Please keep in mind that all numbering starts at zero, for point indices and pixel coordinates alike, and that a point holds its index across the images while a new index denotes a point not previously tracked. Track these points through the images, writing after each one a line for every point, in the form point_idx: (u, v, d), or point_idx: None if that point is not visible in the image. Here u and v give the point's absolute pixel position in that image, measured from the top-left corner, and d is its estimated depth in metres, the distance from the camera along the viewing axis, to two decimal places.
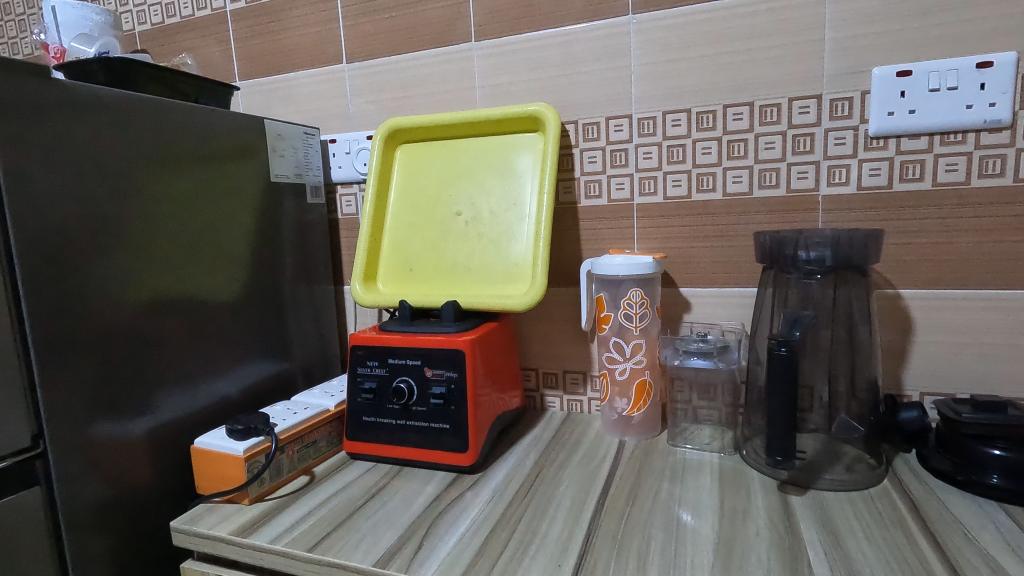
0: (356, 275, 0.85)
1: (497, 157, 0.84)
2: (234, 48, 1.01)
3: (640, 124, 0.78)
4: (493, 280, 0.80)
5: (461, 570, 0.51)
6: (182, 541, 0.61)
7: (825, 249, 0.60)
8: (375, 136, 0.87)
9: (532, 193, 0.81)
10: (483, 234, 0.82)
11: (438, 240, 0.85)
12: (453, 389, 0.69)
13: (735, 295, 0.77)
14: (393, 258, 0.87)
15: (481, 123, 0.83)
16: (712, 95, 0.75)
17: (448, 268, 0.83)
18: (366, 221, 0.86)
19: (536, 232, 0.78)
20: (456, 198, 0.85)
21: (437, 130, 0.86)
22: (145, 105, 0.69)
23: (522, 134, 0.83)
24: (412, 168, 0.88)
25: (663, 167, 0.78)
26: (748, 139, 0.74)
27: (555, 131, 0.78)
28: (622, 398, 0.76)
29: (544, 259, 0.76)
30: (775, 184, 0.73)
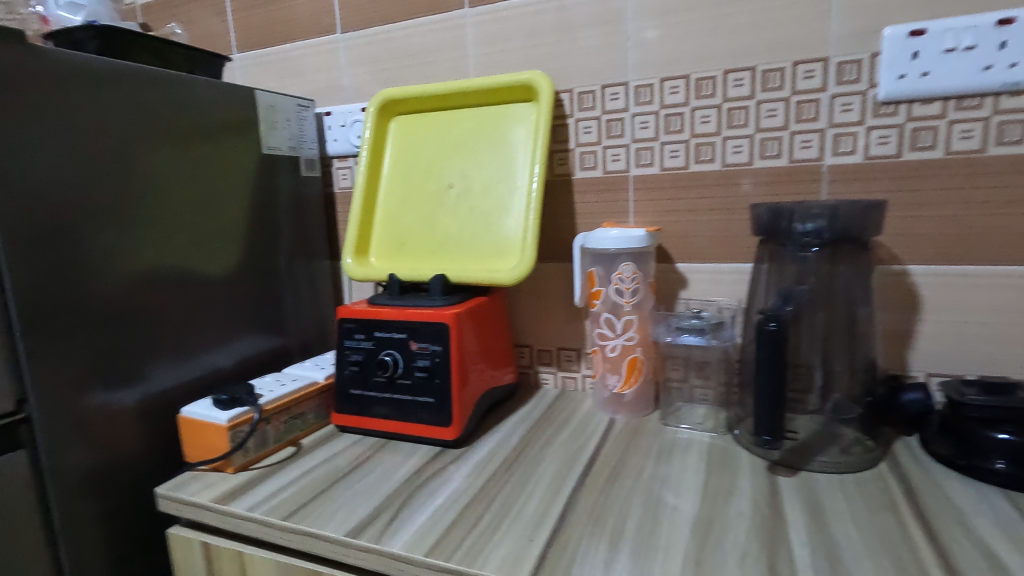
0: (347, 248, 0.84)
1: (490, 129, 0.81)
2: (231, 19, 1.00)
3: (637, 92, 0.75)
4: (484, 254, 0.79)
5: (431, 542, 0.50)
6: (166, 507, 0.62)
7: (820, 221, 0.56)
8: (368, 108, 0.86)
9: (525, 165, 0.78)
10: (475, 207, 0.80)
11: (430, 214, 0.83)
12: (437, 363, 0.68)
13: (733, 270, 0.74)
14: (385, 232, 0.85)
15: (474, 93, 0.81)
16: (712, 60, 0.71)
17: (440, 242, 0.82)
18: (357, 194, 0.85)
19: (527, 204, 0.76)
20: (449, 171, 0.83)
21: (430, 101, 0.84)
22: (134, 76, 0.68)
23: (516, 104, 0.81)
24: (405, 141, 0.86)
25: (660, 137, 0.75)
26: (749, 106, 0.70)
27: (548, 101, 0.75)
28: (613, 375, 0.75)
29: (534, 231, 0.74)
30: (777, 154, 0.70)
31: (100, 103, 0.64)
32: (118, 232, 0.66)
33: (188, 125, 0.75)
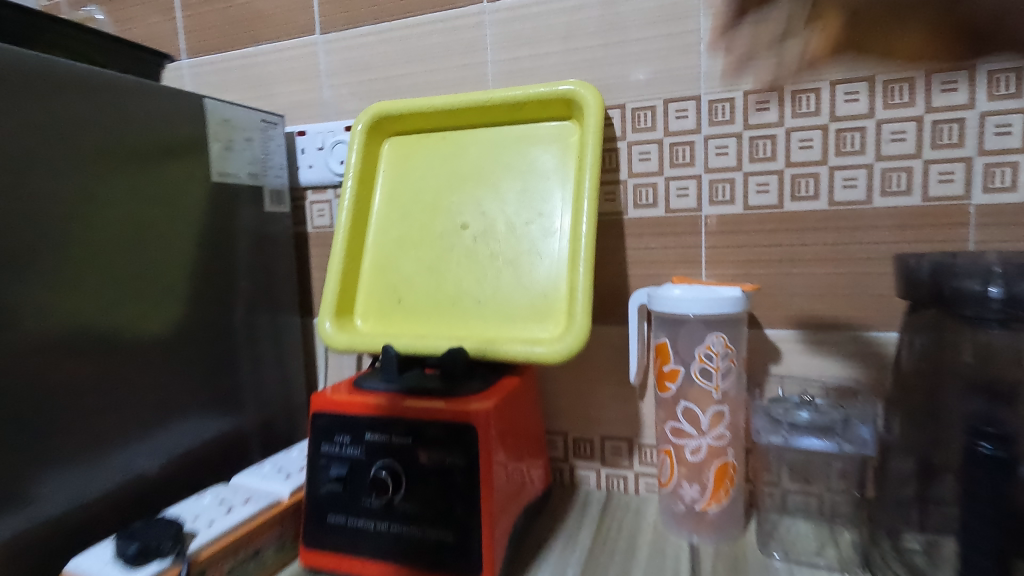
0: (325, 309, 0.63)
1: (516, 153, 0.63)
2: (178, 18, 0.79)
3: (711, 109, 0.58)
4: (513, 317, 0.59)
5: None
6: None
7: None
8: (356, 126, 0.66)
9: (565, 201, 0.59)
10: (497, 255, 0.61)
11: (436, 263, 0.63)
12: (459, 485, 0.47)
13: (845, 340, 0.56)
14: (376, 286, 0.65)
15: (495, 108, 0.62)
16: (814, 68, 0.55)
17: (451, 301, 0.61)
18: (340, 237, 0.64)
19: (574, 252, 0.57)
20: (462, 208, 0.63)
21: (437, 118, 0.65)
22: (22, 61, 0.46)
23: (548, 123, 0.62)
24: (403, 168, 0.67)
25: (744, 166, 0.57)
26: (866, 127, 0.54)
27: (598, 118, 0.58)
28: (691, 483, 0.55)
29: (587, 289, 0.55)
30: (904, 189, 0.53)
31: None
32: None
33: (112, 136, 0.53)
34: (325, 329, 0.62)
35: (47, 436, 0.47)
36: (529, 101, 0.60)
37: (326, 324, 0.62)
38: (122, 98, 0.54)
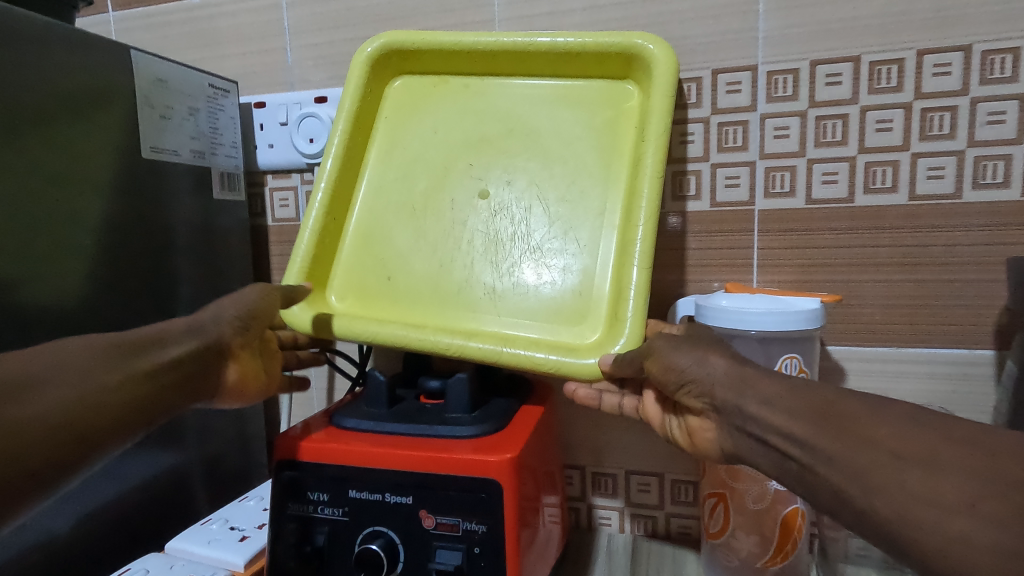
0: (285, 281, 0.46)
1: (560, 116, 0.49)
2: None
3: (770, 81, 0.48)
4: (536, 317, 0.45)
5: None
6: None
7: None
8: (358, 51, 0.50)
9: (617, 184, 0.46)
10: (525, 240, 0.46)
11: (444, 239, 0.48)
12: (476, 560, 0.36)
13: (923, 359, 0.48)
14: (359, 263, 0.49)
15: (544, 57, 0.48)
16: (897, 34, 0.45)
17: (456, 289, 0.46)
18: (315, 192, 0.48)
19: (629, 243, 0.43)
20: (487, 177, 0.48)
21: (467, 63, 0.50)
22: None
23: (604, 83, 0.49)
24: (413, 117, 0.51)
25: (808, 151, 0.48)
26: (957, 106, 0.45)
27: (671, 83, 0.44)
28: (748, 535, 0.46)
29: (643, 289, 0.42)
30: (1000, 181, 0.45)
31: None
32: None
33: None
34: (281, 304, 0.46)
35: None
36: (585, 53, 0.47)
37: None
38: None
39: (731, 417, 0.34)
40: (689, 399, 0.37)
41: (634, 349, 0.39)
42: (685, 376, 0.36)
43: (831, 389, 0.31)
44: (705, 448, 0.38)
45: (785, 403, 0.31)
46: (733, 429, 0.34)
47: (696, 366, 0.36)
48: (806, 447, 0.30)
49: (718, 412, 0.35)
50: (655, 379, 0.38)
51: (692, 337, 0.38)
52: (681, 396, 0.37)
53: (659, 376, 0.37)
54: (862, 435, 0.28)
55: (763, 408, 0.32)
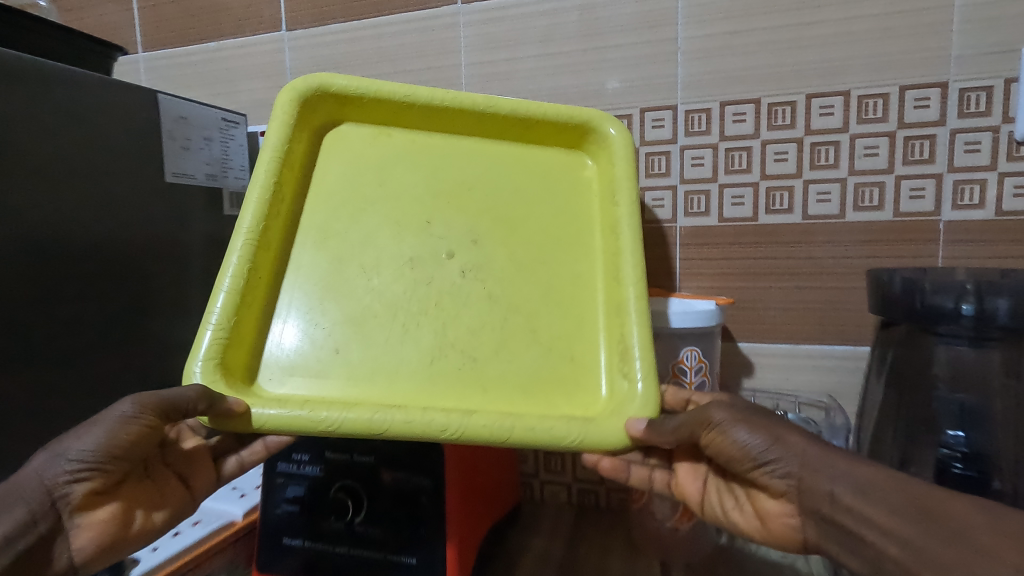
0: (206, 348, 0.40)
1: (517, 179, 0.50)
2: (135, 9, 0.75)
3: (688, 119, 0.57)
4: (529, 388, 0.42)
5: None
6: None
7: (1012, 300, 0.39)
8: (290, 89, 0.47)
9: (593, 247, 0.48)
10: (504, 302, 0.45)
11: (402, 300, 0.45)
12: (424, 505, 0.45)
13: (817, 354, 0.56)
14: (288, 323, 0.43)
15: (494, 120, 0.50)
16: (791, 80, 0.54)
17: (432, 359, 0.43)
18: (237, 243, 0.42)
19: (621, 305, 0.44)
20: (446, 234, 0.47)
21: (411, 116, 0.50)
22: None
23: (556, 152, 0.52)
24: (357, 165, 0.49)
25: (719, 177, 0.57)
26: (840, 142, 0.54)
27: (630, 156, 0.49)
28: (664, 501, 0.54)
29: (649, 348, 0.42)
30: (876, 205, 0.53)
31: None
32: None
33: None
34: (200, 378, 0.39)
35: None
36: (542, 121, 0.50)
37: (197, 374, 0.39)
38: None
39: (812, 500, 0.34)
40: (764, 480, 0.36)
41: (695, 416, 0.39)
42: (756, 455, 0.36)
43: (917, 481, 0.32)
44: (784, 538, 0.37)
45: (883, 494, 0.31)
46: (813, 515, 0.34)
47: (767, 445, 0.36)
48: (901, 543, 0.30)
49: (797, 492, 0.35)
50: (718, 452, 0.38)
51: (754, 410, 0.39)
52: (750, 473, 0.37)
53: (723, 451, 0.38)
54: (964, 539, 0.28)
55: (848, 495, 0.32)
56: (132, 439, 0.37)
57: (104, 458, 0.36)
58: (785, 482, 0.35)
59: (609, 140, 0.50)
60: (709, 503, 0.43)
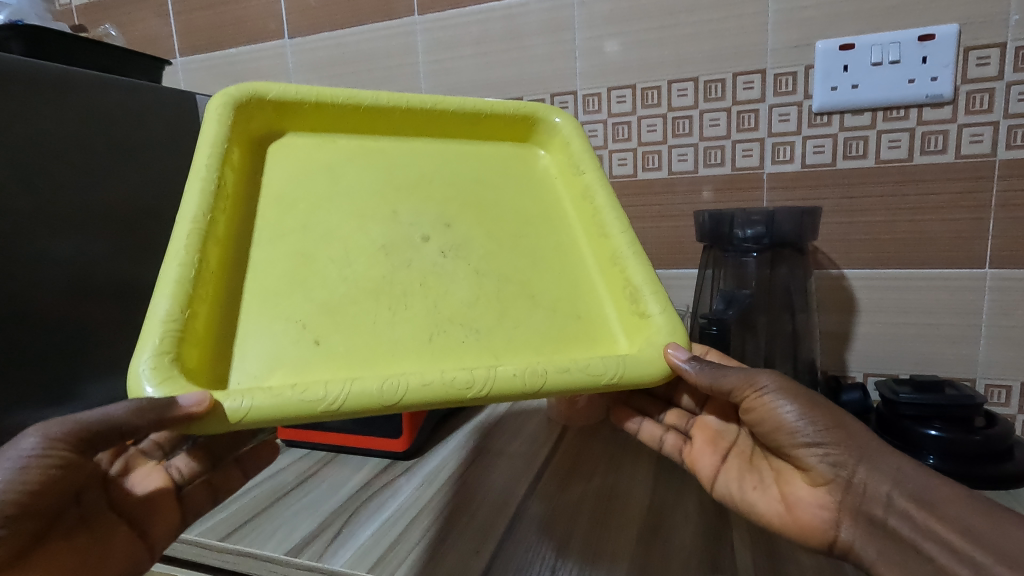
0: (159, 341, 0.38)
1: (473, 167, 0.58)
2: (172, 23, 0.96)
3: (585, 101, 0.76)
4: (543, 347, 0.45)
5: (380, 551, 0.50)
6: (183, 553, 0.53)
7: (763, 227, 0.57)
8: (222, 95, 0.51)
9: (569, 221, 0.56)
10: (492, 273, 0.49)
11: (383, 283, 0.47)
12: None
13: (681, 276, 0.76)
14: (254, 324, 0.43)
15: (445, 116, 0.58)
16: (657, 70, 0.72)
17: (431, 336, 0.44)
18: (183, 234, 0.43)
19: (615, 255, 0.51)
20: (416, 220, 0.51)
21: (357, 119, 0.56)
22: (39, 76, 0.61)
23: (503, 145, 0.61)
24: (303, 170, 0.53)
25: (609, 145, 0.76)
26: (693, 115, 0.72)
27: (579, 136, 0.60)
28: None
29: (656, 288, 0.48)
30: (720, 162, 0.72)
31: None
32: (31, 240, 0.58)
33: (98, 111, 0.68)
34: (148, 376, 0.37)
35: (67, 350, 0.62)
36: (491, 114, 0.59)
37: (146, 372, 0.37)
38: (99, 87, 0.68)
39: (855, 494, 0.44)
40: (808, 460, 0.46)
41: (747, 377, 0.47)
42: (808, 437, 0.45)
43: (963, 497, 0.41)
44: (808, 522, 0.46)
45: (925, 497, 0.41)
46: (859, 515, 0.43)
47: (821, 431, 0.45)
48: (942, 545, 0.39)
49: (847, 487, 0.44)
50: (761, 416, 0.47)
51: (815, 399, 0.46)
52: (795, 450, 0.46)
53: (770, 419, 0.47)
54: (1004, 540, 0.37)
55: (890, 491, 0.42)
56: (39, 479, 0.39)
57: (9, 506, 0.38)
58: (834, 473, 0.45)
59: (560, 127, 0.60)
60: (723, 477, 0.53)
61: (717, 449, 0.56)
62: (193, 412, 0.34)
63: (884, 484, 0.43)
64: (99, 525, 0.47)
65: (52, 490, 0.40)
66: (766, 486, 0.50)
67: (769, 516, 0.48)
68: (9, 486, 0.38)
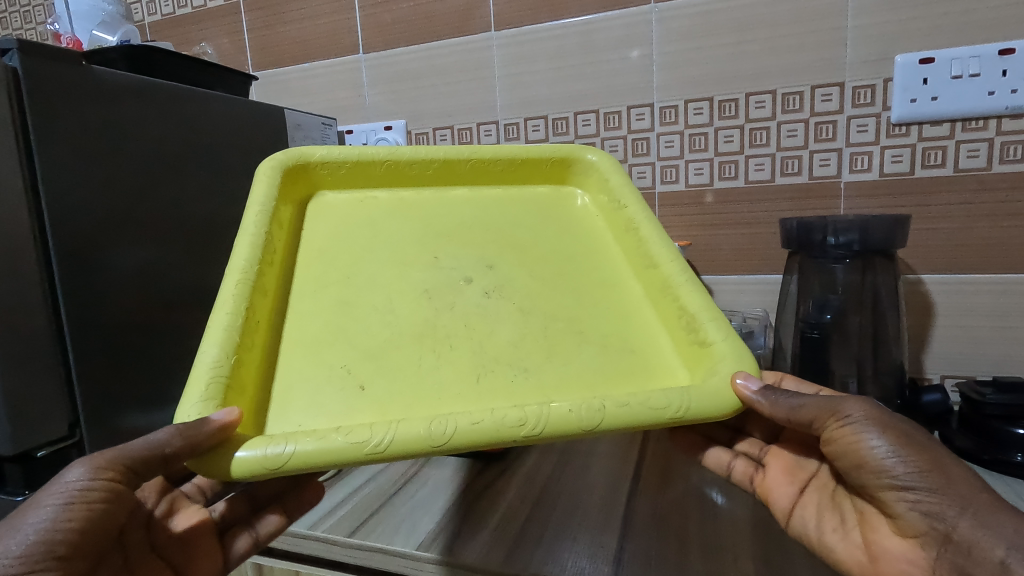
0: (204, 388, 0.38)
1: (508, 211, 0.59)
2: (246, 40, 0.99)
3: (662, 113, 0.79)
4: (597, 383, 0.43)
5: (508, 543, 0.53)
6: (311, 548, 0.57)
7: (858, 235, 0.59)
8: (271, 158, 0.55)
9: (613, 256, 0.55)
10: (538, 312, 0.48)
11: (427, 328, 0.46)
12: None
13: (757, 281, 0.79)
14: (298, 372, 0.43)
15: (479, 166, 0.60)
16: (735, 83, 0.75)
17: (478, 377, 0.43)
18: (231, 284, 0.44)
19: (666, 284, 0.48)
20: (458, 265, 0.52)
21: (396, 177, 0.59)
22: (141, 94, 0.64)
23: (541, 186, 0.62)
24: (345, 224, 0.55)
25: (685, 155, 0.79)
26: (770, 127, 0.74)
27: (619, 170, 0.59)
28: None
29: (714, 311, 0.44)
30: (797, 171, 0.74)
31: (110, 107, 0.60)
32: (132, 248, 0.62)
33: (192, 130, 0.70)
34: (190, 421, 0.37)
35: (166, 351, 0.67)
36: (526, 158, 0.60)
37: (189, 415, 0.37)
38: (193, 102, 0.71)
39: (960, 552, 0.38)
40: (898, 507, 0.41)
41: (827, 407, 0.43)
42: (899, 478, 0.40)
43: None
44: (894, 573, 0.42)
45: None
46: (956, 572, 0.39)
47: (914, 473, 0.40)
48: None
49: (946, 542, 0.39)
50: (842, 449, 0.42)
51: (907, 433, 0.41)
52: (883, 492, 0.42)
53: (852, 453, 0.42)
54: None
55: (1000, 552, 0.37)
56: (81, 516, 0.39)
57: (58, 548, 0.38)
58: (929, 524, 0.40)
59: (595, 163, 0.60)
60: (798, 512, 0.50)
61: (795, 480, 0.53)
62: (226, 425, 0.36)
63: (997, 546, 0.37)
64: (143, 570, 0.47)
65: (98, 529, 0.41)
66: (847, 529, 0.47)
67: (851, 566, 0.45)
68: (54, 525, 0.38)
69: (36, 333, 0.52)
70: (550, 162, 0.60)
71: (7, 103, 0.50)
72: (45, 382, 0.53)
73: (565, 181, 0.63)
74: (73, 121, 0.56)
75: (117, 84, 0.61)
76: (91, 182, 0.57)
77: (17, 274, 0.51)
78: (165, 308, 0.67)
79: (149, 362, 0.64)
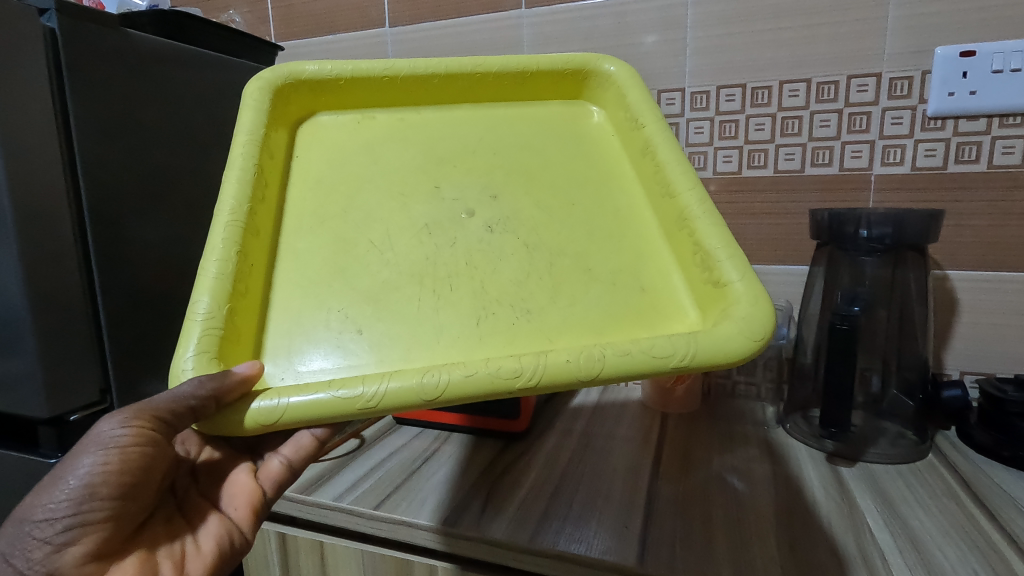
0: (199, 339, 0.39)
1: (517, 131, 0.55)
2: (270, 8, 0.98)
3: (693, 98, 0.78)
4: (603, 325, 0.41)
5: (535, 520, 0.53)
6: (334, 519, 0.58)
7: (891, 228, 0.59)
8: (258, 79, 0.52)
9: (628, 182, 0.51)
10: (545, 248, 0.46)
11: (427, 266, 0.45)
12: None
13: (781, 272, 0.79)
14: (298, 313, 0.43)
15: (486, 79, 0.55)
16: (769, 70, 0.74)
17: (478, 320, 0.42)
18: (219, 229, 0.43)
19: (682, 216, 0.44)
20: (461, 195, 0.49)
21: (394, 93, 0.55)
22: (170, 55, 0.62)
23: (556, 103, 0.57)
24: (341, 150, 0.53)
25: (715, 142, 0.78)
26: (803, 116, 0.74)
27: (639, 85, 0.54)
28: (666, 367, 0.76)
29: (733, 252, 0.40)
30: (827, 162, 0.74)
31: (143, 71, 0.59)
32: (160, 218, 0.62)
33: (217, 93, 0.69)
34: (190, 373, 0.39)
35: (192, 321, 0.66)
36: (537, 72, 0.55)
37: (187, 370, 0.39)
38: (222, 70, 0.70)
39: None
40: None
41: None
42: None
43: None
44: None
45: None
46: None
47: None
48: None
49: None
50: None
51: None
52: None
53: None
54: None
55: None
56: (120, 461, 0.40)
57: (101, 489, 0.40)
58: None
59: (613, 76, 0.55)
60: None
61: None
62: (248, 378, 0.37)
63: None
64: (194, 510, 0.48)
65: (142, 470, 0.42)
66: None
67: None
68: (94, 469, 0.39)
69: (70, 297, 0.52)
70: (562, 74, 0.56)
71: (44, 60, 0.50)
72: (78, 344, 0.53)
73: (580, 96, 0.58)
74: (108, 83, 0.55)
75: (143, 41, 0.59)
76: (122, 147, 0.57)
77: (52, 237, 0.51)
78: (189, 277, 0.66)
79: (174, 331, 0.64)
